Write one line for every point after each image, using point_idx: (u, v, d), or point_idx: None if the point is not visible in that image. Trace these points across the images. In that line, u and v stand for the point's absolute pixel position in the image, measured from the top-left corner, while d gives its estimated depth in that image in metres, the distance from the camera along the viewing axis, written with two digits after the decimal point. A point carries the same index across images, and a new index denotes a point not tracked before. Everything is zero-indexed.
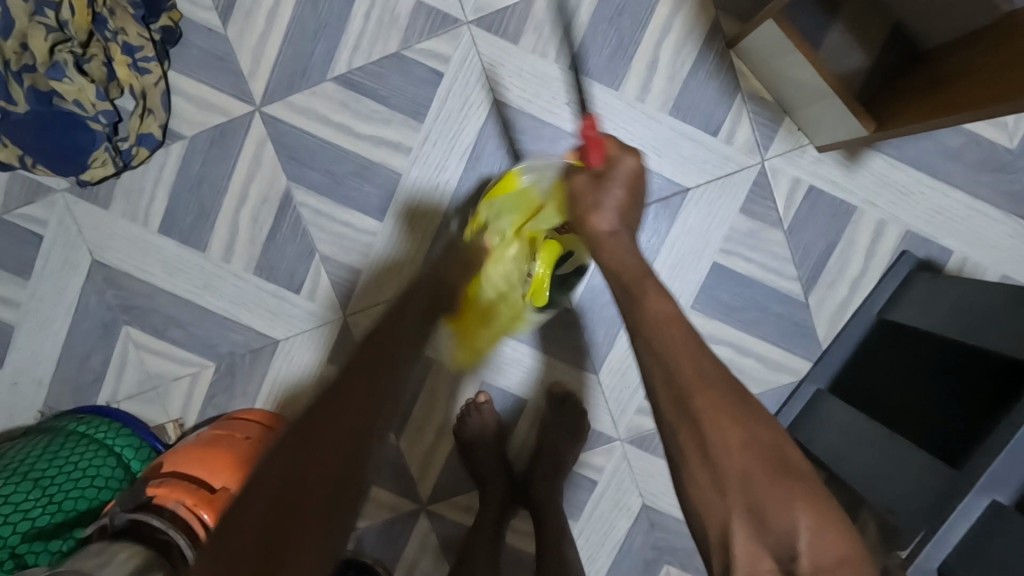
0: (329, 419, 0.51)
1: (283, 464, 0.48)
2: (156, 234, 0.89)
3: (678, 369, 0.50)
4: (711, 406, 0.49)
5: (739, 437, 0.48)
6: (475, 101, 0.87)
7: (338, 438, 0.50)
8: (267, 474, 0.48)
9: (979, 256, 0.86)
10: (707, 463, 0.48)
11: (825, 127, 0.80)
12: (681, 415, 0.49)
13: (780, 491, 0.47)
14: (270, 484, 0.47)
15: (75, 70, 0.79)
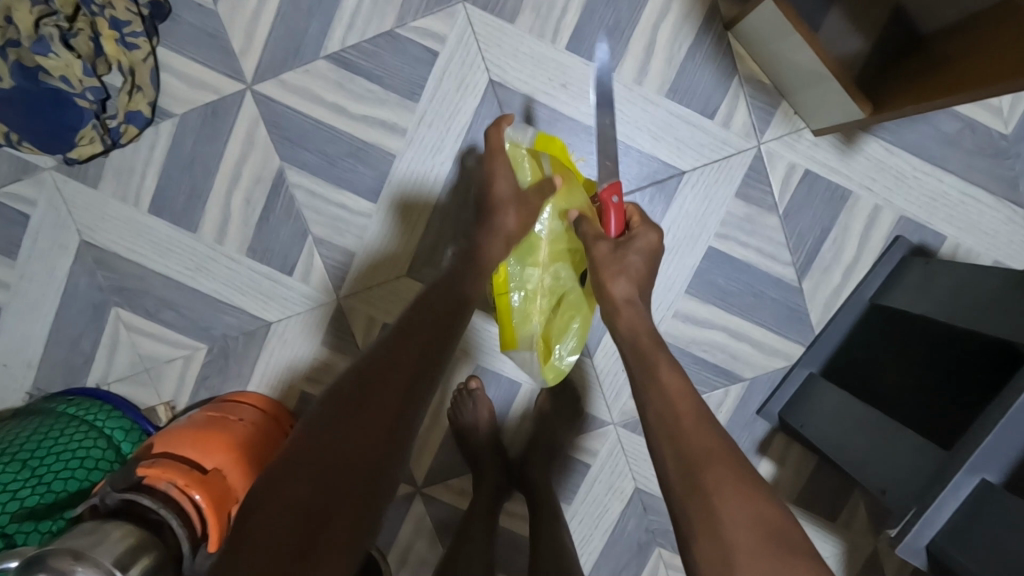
0: (374, 399, 0.55)
1: (330, 442, 0.52)
2: (147, 214, 0.88)
3: (682, 434, 0.55)
4: (720, 477, 0.52)
5: (745, 513, 0.50)
6: (471, 82, 0.86)
7: (344, 464, 0.51)
8: (314, 448, 0.52)
9: (972, 242, 0.87)
10: (717, 538, 0.49)
11: (823, 111, 0.80)
12: (688, 486, 0.52)
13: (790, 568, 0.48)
14: (313, 459, 0.51)
15: (62, 45, 0.77)
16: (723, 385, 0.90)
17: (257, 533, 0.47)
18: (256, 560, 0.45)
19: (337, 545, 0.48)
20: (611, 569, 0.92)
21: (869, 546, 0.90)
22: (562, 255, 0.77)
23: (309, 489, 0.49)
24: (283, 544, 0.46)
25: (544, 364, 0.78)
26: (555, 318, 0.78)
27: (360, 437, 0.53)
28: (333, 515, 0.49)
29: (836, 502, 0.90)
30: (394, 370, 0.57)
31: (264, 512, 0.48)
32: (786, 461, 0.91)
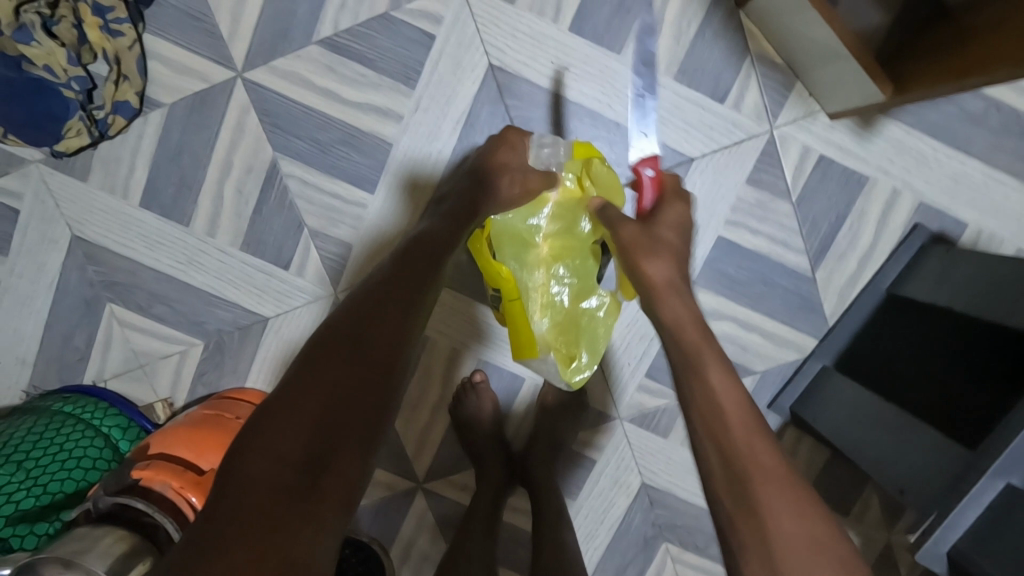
0: (368, 336, 0.52)
1: (325, 376, 0.49)
2: (137, 207, 0.86)
3: (730, 443, 0.51)
4: (772, 497, 0.48)
5: (795, 522, 0.48)
6: (468, 64, 0.82)
7: (309, 409, 0.47)
8: (307, 384, 0.48)
9: (995, 228, 0.83)
10: (768, 562, 0.46)
11: (839, 90, 0.75)
12: (737, 490, 0.49)
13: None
14: (308, 398, 0.48)
15: (43, 32, 0.74)
16: None
17: (251, 475, 0.44)
18: (248, 504, 0.43)
19: (339, 481, 0.46)
20: (617, 564, 0.90)
21: (882, 540, 0.87)
22: (566, 254, 0.73)
23: (307, 428, 0.46)
24: (284, 485, 0.44)
25: (563, 369, 0.74)
26: (567, 318, 0.74)
27: (355, 373, 0.49)
28: (332, 452, 0.46)
29: (849, 497, 0.88)
30: (388, 307, 0.54)
31: (254, 454, 0.45)
32: (797, 455, 0.88)
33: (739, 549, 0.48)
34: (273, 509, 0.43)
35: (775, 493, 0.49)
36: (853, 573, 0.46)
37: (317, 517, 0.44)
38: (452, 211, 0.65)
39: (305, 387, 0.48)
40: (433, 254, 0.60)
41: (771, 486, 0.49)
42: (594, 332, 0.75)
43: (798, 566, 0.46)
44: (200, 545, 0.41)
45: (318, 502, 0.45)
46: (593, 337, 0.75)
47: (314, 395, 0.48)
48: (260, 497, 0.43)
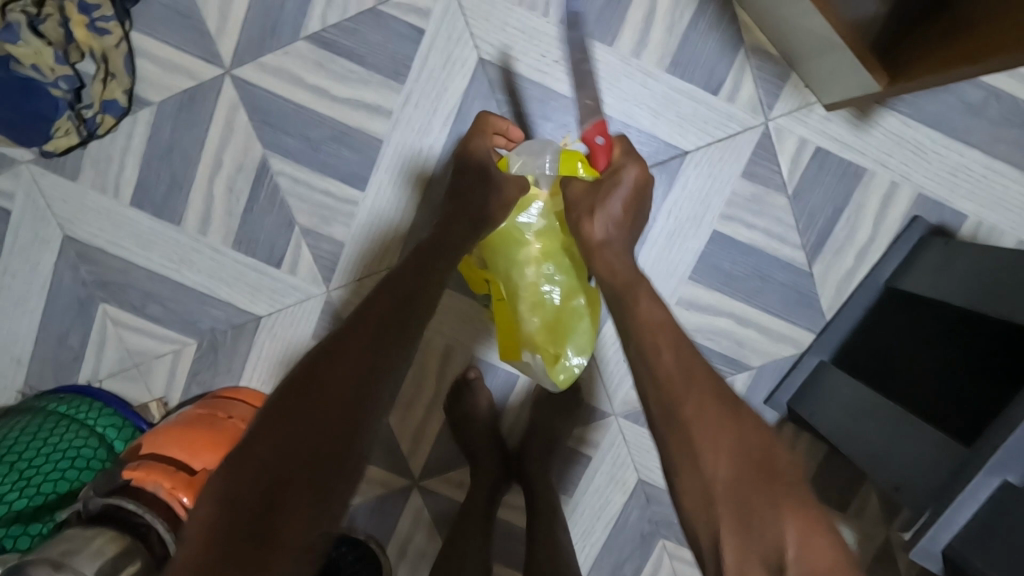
0: (332, 375, 0.52)
1: (290, 419, 0.49)
2: (128, 207, 0.85)
3: (661, 368, 0.53)
4: (699, 411, 0.50)
5: (730, 453, 0.48)
6: (458, 59, 0.81)
7: (268, 457, 0.47)
8: (268, 433, 0.49)
9: (995, 220, 0.82)
10: (697, 472, 0.48)
11: (834, 80, 0.74)
12: (673, 425, 0.50)
13: (767, 500, 0.47)
14: (270, 441, 0.48)
15: (30, 31, 0.74)
16: (728, 374, 0.87)
17: (210, 524, 0.45)
18: (204, 552, 0.43)
19: (296, 528, 0.45)
20: (614, 561, 0.90)
21: (881, 536, 0.87)
22: (554, 251, 0.72)
23: (265, 473, 0.46)
24: (239, 531, 0.44)
25: (551, 368, 0.72)
26: (557, 318, 0.72)
27: (319, 416, 0.49)
28: (290, 498, 0.46)
29: (847, 492, 0.87)
30: (351, 358, 0.53)
31: (216, 501, 0.46)
32: (794, 450, 0.88)
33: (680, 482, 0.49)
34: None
35: (705, 409, 0.50)
36: (787, 500, 0.47)
37: (273, 566, 0.43)
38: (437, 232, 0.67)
39: (269, 433, 0.49)
40: (409, 294, 0.60)
41: (698, 394, 0.51)
42: (579, 333, 0.73)
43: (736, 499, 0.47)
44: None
45: (277, 548, 0.44)
46: (577, 338, 0.73)
47: (274, 440, 0.48)
48: (215, 545, 0.43)
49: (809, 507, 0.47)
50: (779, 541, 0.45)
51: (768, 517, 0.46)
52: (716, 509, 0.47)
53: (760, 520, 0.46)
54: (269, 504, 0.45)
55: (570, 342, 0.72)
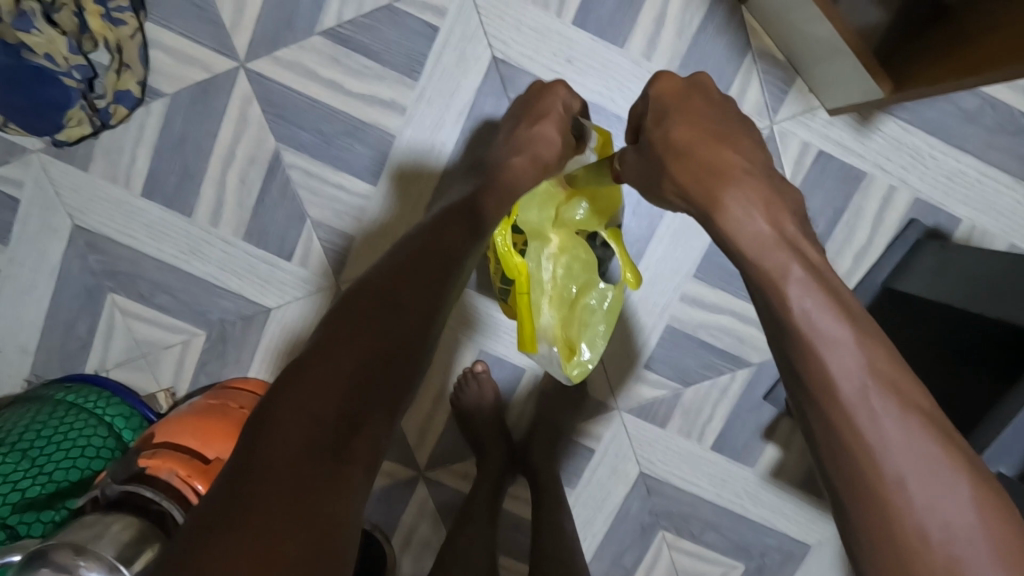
0: (402, 308, 0.53)
1: (356, 345, 0.50)
2: (139, 197, 0.86)
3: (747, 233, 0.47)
4: (860, 392, 0.43)
5: (910, 423, 0.42)
6: (473, 57, 0.83)
7: (340, 371, 0.49)
8: (339, 346, 0.50)
9: (987, 224, 0.85)
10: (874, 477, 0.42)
11: (838, 87, 0.77)
12: (849, 406, 0.43)
13: (961, 500, 0.41)
14: (336, 361, 0.49)
15: (44, 21, 0.72)
16: (729, 370, 0.89)
17: (283, 432, 0.46)
18: (284, 456, 0.45)
19: (365, 445, 0.49)
20: (615, 551, 0.92)
21: None
22: (571, 248, 0.75)
23: (338, 392, 0.48)
24: (315, 445, 0.46)
25: (565, 363, 0.74)
26: (572, 312, 0.75)
27: (384, 343, 0.51)
28: (364, 418, 0.49)
29: None
30: (418, 282, 0.55)
31: (286, 409, 0.47)
32: (790, 445, 0.91)
33: (865, 473, 0.42)
34: (302, 480, 0.45)
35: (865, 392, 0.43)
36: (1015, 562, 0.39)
37: (347, 473, 0.47)
38: (509, 165, 0.63)
39: (336, 355, 0.50)
40: (469, 218, 0.59)
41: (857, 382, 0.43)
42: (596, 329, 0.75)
43: (947, 500, 0.41)
44: (226, 498, 0.43)
45: (345, 461, 0.47)
46: (593, 334, 0.75)
47: (345, 357, 0.50)
48: (293, 455, 0.45)
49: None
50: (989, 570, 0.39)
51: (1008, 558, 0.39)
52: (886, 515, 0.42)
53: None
54: (347, 419, 0.48)
55: (586, 338, 0.75)
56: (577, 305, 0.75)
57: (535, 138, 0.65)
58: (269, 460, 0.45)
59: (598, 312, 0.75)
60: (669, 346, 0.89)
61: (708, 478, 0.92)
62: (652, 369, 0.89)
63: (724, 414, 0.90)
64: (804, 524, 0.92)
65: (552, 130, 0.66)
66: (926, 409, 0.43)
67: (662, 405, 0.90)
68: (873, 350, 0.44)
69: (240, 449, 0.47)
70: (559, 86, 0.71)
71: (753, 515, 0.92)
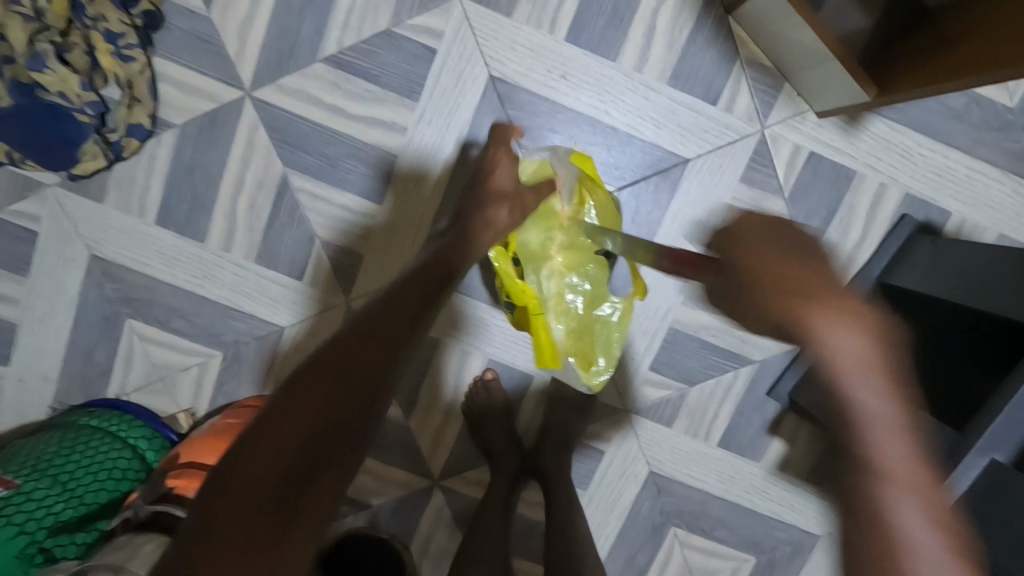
0: (362, 359, 0.52)
1: (314, 396, 0.49)
2: (152, 226, 0.88)
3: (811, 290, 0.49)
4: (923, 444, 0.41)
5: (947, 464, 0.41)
6: (469, 77, 0.85)
7: (296, 428, 0.47)
8: (296, 402, 0.49)
9: (978, 217, 0.87)
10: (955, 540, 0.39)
11: (825, 91, 0.79)
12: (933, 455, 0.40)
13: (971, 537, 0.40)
14: (292, 413, 0.48)
15: (56, 60, 0.78)
16: (732, 368, 0.91)
17: (237, 492, 0.44)
18: (235, 516, 0.43)
19: (320, 498, 0.47)
20: (628, 551, 0.95)
21: None
22: (577, 263, 0.78)
23: (295, 447, 0.47)
24: (265, 505, 0.44)
25: (585, 373, 0.78)
26: (584, 325, 0.78)
27: (341, 391, 0.50)
28: (316, 474, 0.47)
29: None
30: (374, 340, 0.54)
31: (242, 468, 0.46)
32: (795, 439, 0.93)
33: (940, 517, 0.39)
34: (250, 538, 0.43)
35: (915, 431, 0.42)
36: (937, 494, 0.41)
37: (294, 537, 0.45)
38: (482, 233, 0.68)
39: (293, 408, 0.49)
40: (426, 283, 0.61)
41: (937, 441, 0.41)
42: (608, 341, 0.78)
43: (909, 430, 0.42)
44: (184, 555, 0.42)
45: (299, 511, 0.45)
46: (606, 344, 0.79)
47: (300, 413, 0.48)
48: (242, 513, 0.44)
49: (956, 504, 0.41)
50: None
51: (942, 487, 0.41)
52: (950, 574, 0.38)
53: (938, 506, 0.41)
54: (300, 476, 0.46)
55: (599, 348, 0.79)
56: (587, 319, 0.78)
57: (490, 200, 0.71)
58: (223, 518, 0.43)
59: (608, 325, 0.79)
60: (672, 348, 0.91)
61: (716, 475, 0.94)
62: (656, 371, 0.92)
63: (729, 412, 0.92)
64: (812, 516, 0.94)
65: (507, 185, 0.73)
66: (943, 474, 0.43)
67: (668, 406, 0.93)
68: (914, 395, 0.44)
69: (195, 504, 0.45)
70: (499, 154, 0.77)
71: (761, 509, 0.94)
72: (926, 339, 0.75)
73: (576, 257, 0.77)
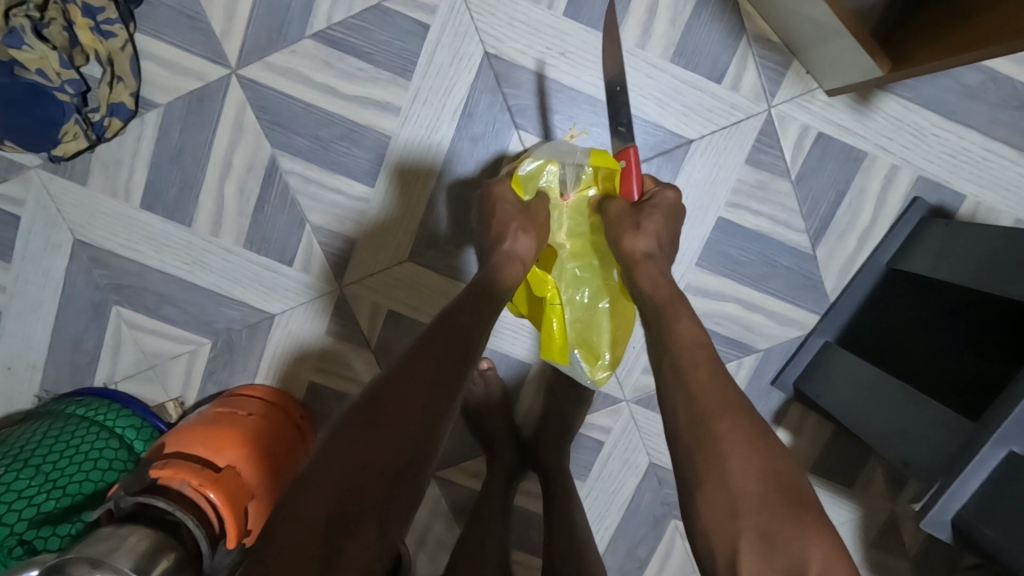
0: (399, 406, 0.48)
1: (352, 447, 0.45)
2: (139, 210, 0.86)
3: (682, 326, 0.56)
4: (730, 426, 0.49)
5: (751, 448, 0.47)
6: (465, 54, 0.82)
7: (333, 477, 0.44)
8: (331, 453, 0.45)
9: (993, 200, 0.83)
10: (721, 490, 0.46)
11: (838, 67, 0.75)
12: (700, 440, 0.48)
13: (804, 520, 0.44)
14: (331, 464, 0.45)
15: (34, 36, 0.74)
16: (737, 358, 0.88)
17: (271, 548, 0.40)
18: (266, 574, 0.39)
19: (361, 556, 0.41)
20: (629, 543, 0.92)
21: (888, 512, 0.90)
22: (584, 254, 0.75)
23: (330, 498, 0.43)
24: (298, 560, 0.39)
25: (590, 368, 0.75)
26: (590, 318, 0.75)
27: (378, 438, 0.46)
28: (355, 523, 0.42)
29: (853, 469, 0.90)
30: (411, 376, 0.51)
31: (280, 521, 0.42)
32: (802, 430, 0.90)
33: (709, 482, 0.47)
34: None
35: (727, 411, 0.50)
36: (814, 519, 0.44)
37: None
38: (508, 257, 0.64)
39: (329, 462, 0.45)
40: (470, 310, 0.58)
41: (728, 418, 0.49)
42: (616, 335, 0.75)
43: (699, 446, 0.48)
44: None
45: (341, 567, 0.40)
46: (614, 338, 0.75)
47: (338, 462, 0.45)
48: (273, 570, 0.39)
49: (827, 526, 0.44)
50: (811, 556, 0.42)
51: (723, 520, 0.45)
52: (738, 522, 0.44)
53: (779, 531, 0.43)
54: (335, 529, 0.42)
55: (607, 344, 0.75)
56: (593, 313, 0.75)
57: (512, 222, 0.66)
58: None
59: (615, 318, 0.75)
60: None
61: None
62: None
63: None
64: None
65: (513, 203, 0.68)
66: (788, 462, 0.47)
67: None
68: (723, 381, 0.52)
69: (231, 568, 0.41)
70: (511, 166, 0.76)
71: None
72: (942, 326, 0.72)
73: (581, 247, 0.74)
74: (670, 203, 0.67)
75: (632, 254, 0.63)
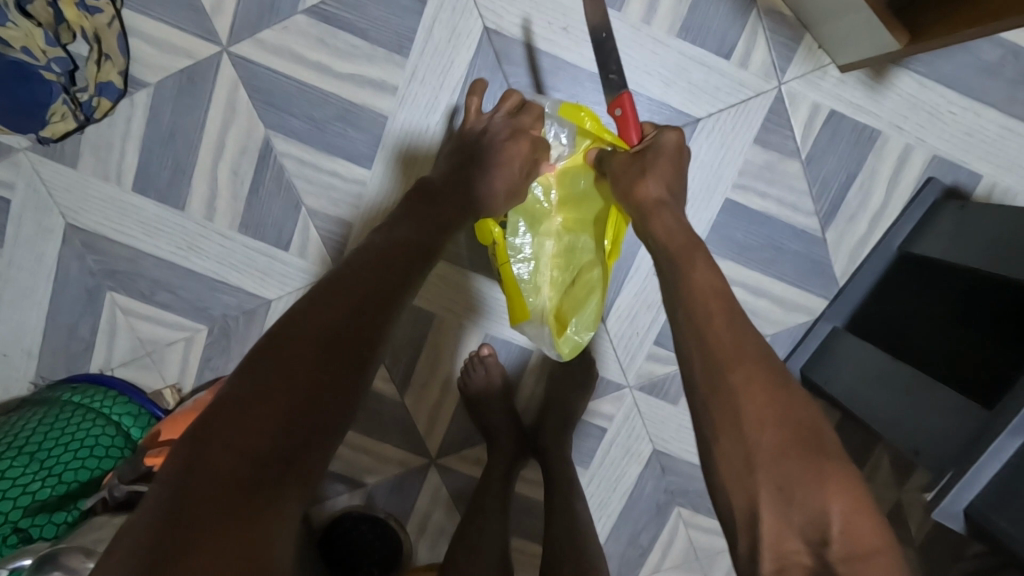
0: (348, 322, 0.47)
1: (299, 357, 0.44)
2: (131, 193, 0.84)
3: (693, 280, 0.54)
4: (745, 379, 0.47)
5: (769, 401, 0.46)
6: (464, 31, 0.79)
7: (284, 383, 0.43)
8: (279, 361, 0.44)
9: (1009, 181, 0.81)
10: (739, 440, 0.45)
11: (850, 38, 0.72)
12: (714, 392, 0.48)
13: (827, 476, 0.43)
14: (275, 376, 0.43)
15: (18, 13, 0.71)
16: None
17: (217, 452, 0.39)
18: (217, 475, 0.38)
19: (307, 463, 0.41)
20: (631, 531, 0.91)
21: (894, 500, 0.89)
22: (576, 226, 0.75)
23: (281, 407, 0.41)
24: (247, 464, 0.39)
25: (556, 338, 0.73)
26: (572, 289, 0.75)
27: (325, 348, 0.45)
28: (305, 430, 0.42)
29: (858, 456, 0.89)
30: (359, 293, 0.50)
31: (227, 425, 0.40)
32: None
33: (727, 439, 0.46)
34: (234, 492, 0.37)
35: (745, 360, 0.48)
36: (834, 470, 0.43)
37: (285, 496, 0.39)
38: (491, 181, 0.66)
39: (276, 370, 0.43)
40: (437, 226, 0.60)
41: (746, 365, 0.48)
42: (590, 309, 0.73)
43: (714, 396, 0.48)
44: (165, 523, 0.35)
45: (284, 493, 0.39)
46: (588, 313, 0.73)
47: (285, 367, 0.43)
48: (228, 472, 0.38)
49: (850, 475, 0.43)
50: (831, 510, 0.41)
51: (741, 472, 0.44)
52: (758, 477, 0.44)
53: (801, 482, 0.43)
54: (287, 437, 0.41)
55: (580, 318, 0.73)
56: (574, 286, 0.75)
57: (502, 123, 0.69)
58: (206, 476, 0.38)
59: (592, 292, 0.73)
60: None
61: None
62: (662, 345, 0.88)
63: None
64: None
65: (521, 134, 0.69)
66: (810, 420, 0.46)
67: (672, 381, 0.89)
68: (744, 333, 0.50)
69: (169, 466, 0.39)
70: (512, 94, 0.71)
71: None
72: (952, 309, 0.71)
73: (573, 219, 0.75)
74: (675, 148, 0.64)
75: (642, 202, 0.61)
